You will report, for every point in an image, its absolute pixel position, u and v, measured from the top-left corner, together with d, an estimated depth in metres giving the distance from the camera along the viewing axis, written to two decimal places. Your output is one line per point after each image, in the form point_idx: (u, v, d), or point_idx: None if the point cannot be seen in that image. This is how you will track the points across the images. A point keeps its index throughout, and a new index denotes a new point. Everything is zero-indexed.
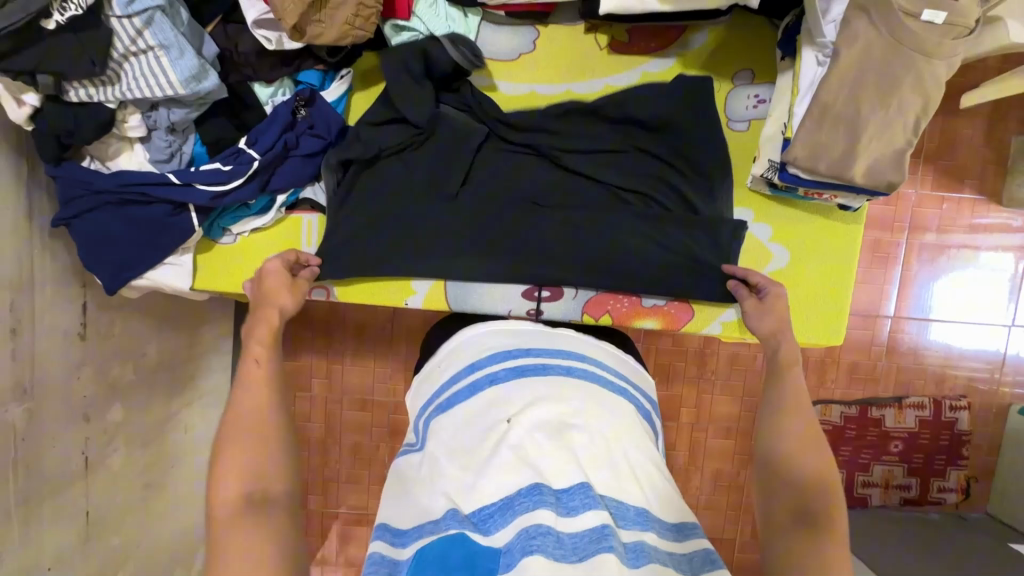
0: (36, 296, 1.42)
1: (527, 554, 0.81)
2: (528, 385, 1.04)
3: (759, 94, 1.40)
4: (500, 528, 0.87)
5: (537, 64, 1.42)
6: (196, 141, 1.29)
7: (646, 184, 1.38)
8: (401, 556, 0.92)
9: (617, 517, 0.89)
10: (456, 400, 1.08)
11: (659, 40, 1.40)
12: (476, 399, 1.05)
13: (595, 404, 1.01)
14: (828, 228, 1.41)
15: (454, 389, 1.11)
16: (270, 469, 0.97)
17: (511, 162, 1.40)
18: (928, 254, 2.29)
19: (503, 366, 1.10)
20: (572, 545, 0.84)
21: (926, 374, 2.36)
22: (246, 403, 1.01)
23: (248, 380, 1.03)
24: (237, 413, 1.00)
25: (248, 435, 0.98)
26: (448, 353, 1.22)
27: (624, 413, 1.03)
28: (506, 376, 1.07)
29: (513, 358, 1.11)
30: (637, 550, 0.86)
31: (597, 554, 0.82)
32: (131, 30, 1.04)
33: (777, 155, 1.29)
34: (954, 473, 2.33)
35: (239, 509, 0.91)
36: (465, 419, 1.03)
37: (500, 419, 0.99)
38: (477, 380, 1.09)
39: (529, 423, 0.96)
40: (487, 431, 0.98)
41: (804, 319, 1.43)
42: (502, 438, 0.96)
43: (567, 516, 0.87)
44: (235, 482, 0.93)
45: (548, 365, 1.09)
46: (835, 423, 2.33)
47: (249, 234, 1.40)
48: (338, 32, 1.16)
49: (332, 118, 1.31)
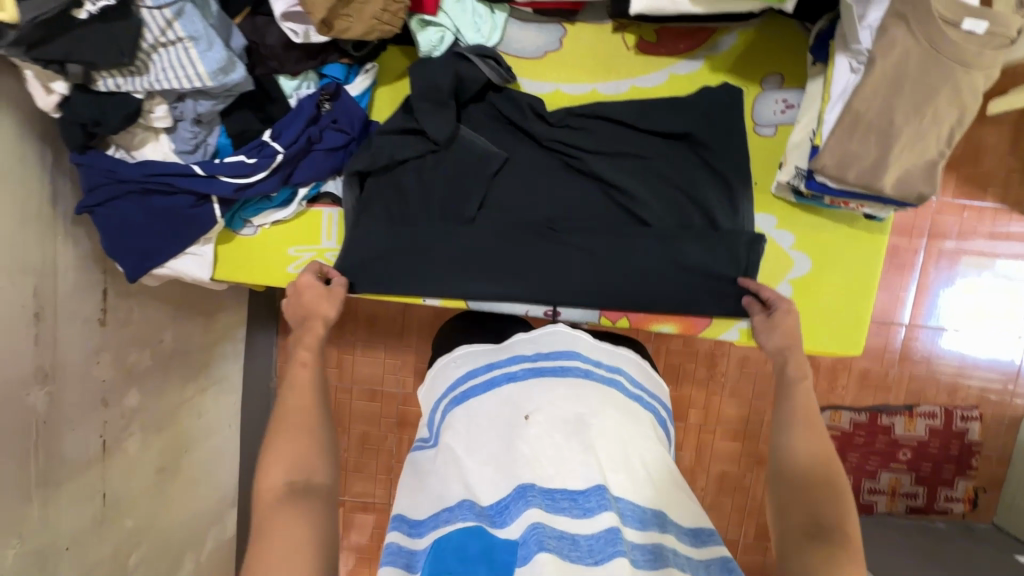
0: (58, 281, 1.43)
1: (541, 548, 0.81)
2: (547, 383, 1.02)
3: (788, 98, 1.38)
4: (515, 520, 0.87)
5: (562, 63, 1.41)
6: (221, 133, 1.29)
7: (669, 187, 1.36)
8: (416, 546, 0.93)
9: (632, 520, 0.89)
10: (472, 394, 1.06)
11: (688, 41, 1.38)
12: (493, 395, 1.03)
13: (613, 408, 1.00)
14: (852, 237, 1.40)
15: (470, 384, 1.08)
16: (312, 463, 1.02)
17: (534, 161, 1.39)
18: (946, 262, 2.26)
19: (521, 363, 1.08)
20: (587, 546, 0.84)
21: (939, 383, 2.33)
22: (292, 393, 1.08)
23: (294, 384, 1.10)
24: (285, 410, 1.07)
25: (291, 430, 1.05)
26: (463, 346, 1.20)
27: (641, 420, 1.02)
28: (525, 373, 1.05)
29: (531, 356, 1.09)
30: (652, 552, 0.86)
31: (614, 557, 0.81)
32: (161, 21, 1.04)
33: (803, 162, 1.28)
34: (962, 483, 2.33)
35: (284, 499, 0.96)
36: (481, 414, 1.01)
37: (518, 416, 0.98)
38: (494, 376, 1.07)
39: (548, 423, 0.95)
40: (504, 427, 0.97)
41: (824, 329, 1.42)
42: (520, 435, 0.95)
43: (583, 517, 0.87)
44: (281, 476, 0.98)
45: (568, 364, 1.07)
46: (843, 429, 2.33)
47: (269, 227, 1.40)
48: (365, 26, 1.15)
49: (356, 113, 1.32)
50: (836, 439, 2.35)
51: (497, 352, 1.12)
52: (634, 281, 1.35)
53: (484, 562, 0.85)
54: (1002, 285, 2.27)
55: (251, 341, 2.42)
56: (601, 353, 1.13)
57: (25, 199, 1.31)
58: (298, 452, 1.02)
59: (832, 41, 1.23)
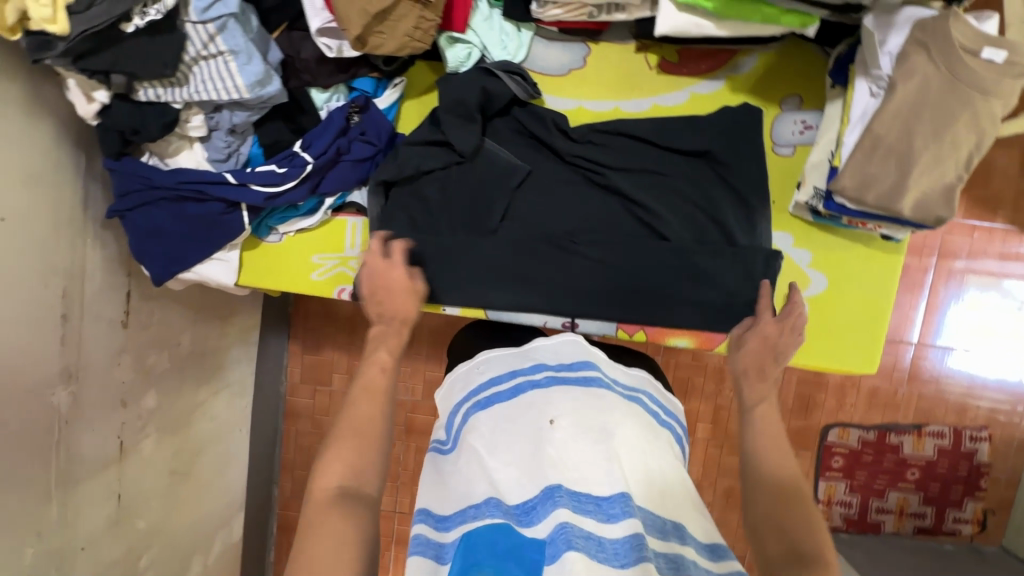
0: (86, 283, 1.46)
1: (569, 547, 0.84)
2: (571, 391, 1.03)
3: (806, 120, 1.41)
4: (542, 519, 0.89)
5: (585, 81, 1.44)
6: (253, 143, 1.32)
7: (689, 203, 1.38)
8: (444, 539, 0.96)
9: (656, 529, 0.91)
10: (496, 399, 1.07)
11: (709, 62, 1.41)
12: (517, 400, 1.05)
13: (636, 421, 1.02)
14: (868, 256, 1.41)
15: (493, 390, 1.09)
16: (367, 472, 1.03)
17: (556, 175, 1.42)
18: (956, 281, 2.27)
19: (544, 370, 1.09)
20: (613, 548, 0.86)
21: (948, 403, 2.32)
22: (362, 397, 1.09)
23: (367, 391, 1.10)
24: (358, 417, 1.07)
25: (355, 438, 1.05)
26: (485, 351, 1.21)
27: (660, 435, 1.04)
28: (548, 380, 1.06)
29: (555, 364, 1.09)
30: (673, 561, 0.88)
31: (637, 562, 0.84)
32: (204, 35, 1.08)
33: (822, 182, 1.31)
34: (970, 505, 2.32)
35: (336, 503, 0.99)
36: (506, 419, 1.02)
37: (543, 421, 0.99)
38: (517, 382, 1.08)
39: (574, 428, 0.97)
40: (529, 431, 0.98)
41: (839, 347, 1.43)
42: (546, 440, 0.96)
43: (608, 523, 0.88)
44: (337, 479, 1.01)
45: (591, 372, 1.08)
46: (851, 447, 2.33)
47: (295, 234, 1.43)
48: (398, 43, 1.19)
49: (384, 125, 1.35)
50: (844, 457, 2.35)
51: (520, 359, 1.14)
52: (651, 295, 1.37)
53: (511, 560, 0.87)
54: (1009, 305, 2.28)
55: (263, 346, 2.44)
56: (620, 373, 1.15)
57: (58, 202, 1.34)
58: (358, 455, 1.04)
59: (851, 65, 1.26)
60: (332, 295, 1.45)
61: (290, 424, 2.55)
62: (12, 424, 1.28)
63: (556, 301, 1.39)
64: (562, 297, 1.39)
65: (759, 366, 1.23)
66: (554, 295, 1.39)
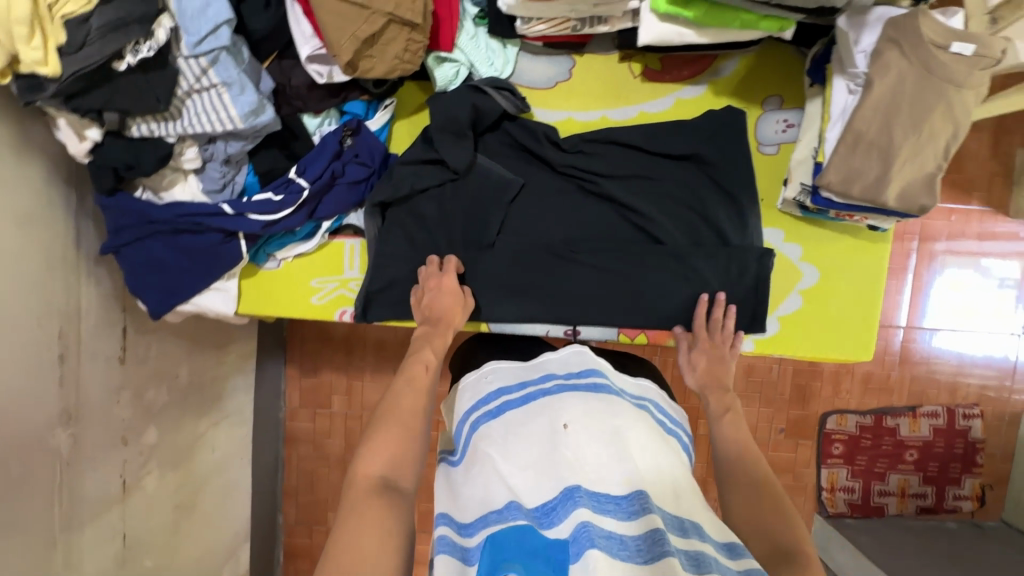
0: (81, 322, 1.44)
1: (593, 544, 0.83)
2: (583, 396, 1.04)
3: (788, 119, 1.45)
4: (563, 520, 0.89)
5: (572, 92, 1.47)
6: (248, 172, 1.33)
7: (680, 207, 1.42)
8: (466, 544, 0.94)
9: (676, 527, 0.89)
10: (508, 409, 1.08)
11: (692, 67, 1.45)
12: (530, 408, 1.05)
13: (645, 424, 1.03)
14: (856, 247, 1.45)
15: (503, 400, 1.10)
16: (409, 460, 1.03)
17: (549, 186, 1.45)
18: (939, 263, 2.34)
19: (554, 379, 1.10)
20: (635, 546, 0.85)
21: (939, 383, 2.38)
22: (408, 388, 1.11)
23: (412, 382, 1.13)
24: (396, 406, 1.08)
25: (398, 424, 1.05)
26: (493, 364, 1.22)
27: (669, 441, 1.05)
28: (559, 388, 1.07)
29: (564, 373, 1.11)
30: (698, 559, 0.85)
31: (664, 556, 0.81)
32: (196, 69, 1.09)
33: (808, 178, 1.34)
34: (969, 481, 2.37)
35: (377, 488, 0.97)
36: (519, 426, 1.03)
37: (557, 424, 1.00)
38: (527, 392, 1.09)
39: (589, 431, 0.98)
40: (544, 436, 0.99)
41: (836, 337, 1.46)
42: (562, 443, 0.97)
43: (628, 521, 0.88)
44: (382, 459, 1.01)
45: (599, 378, 1.10)
46: (850, 432, 2.38)
47: (293, 260, 1.43)
48: (388, 66, 1.22)
49: (376, 146, 1.37)
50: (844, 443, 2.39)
51: (528, 370, 1.15)
52: (649, 298, 1.40)
53: (538, 559, 0.85)
54: (990, 283, 2.35)
55: (261, 372, 2.42)
56: (626, 382, 1.16)
57: (51, 243, 1.32)
58: (401, 447, 1.03)
59: (828, 64, 1.31)
60: (333, 317, 1.44)
61: (293, 449, 2.52)
62: (14, 470, 1.26)
63: (557, 310, 1.42)
64: (563, 306, 1.41)
65: (717, 378, 1.30)
66: (555, 305, 1.41)
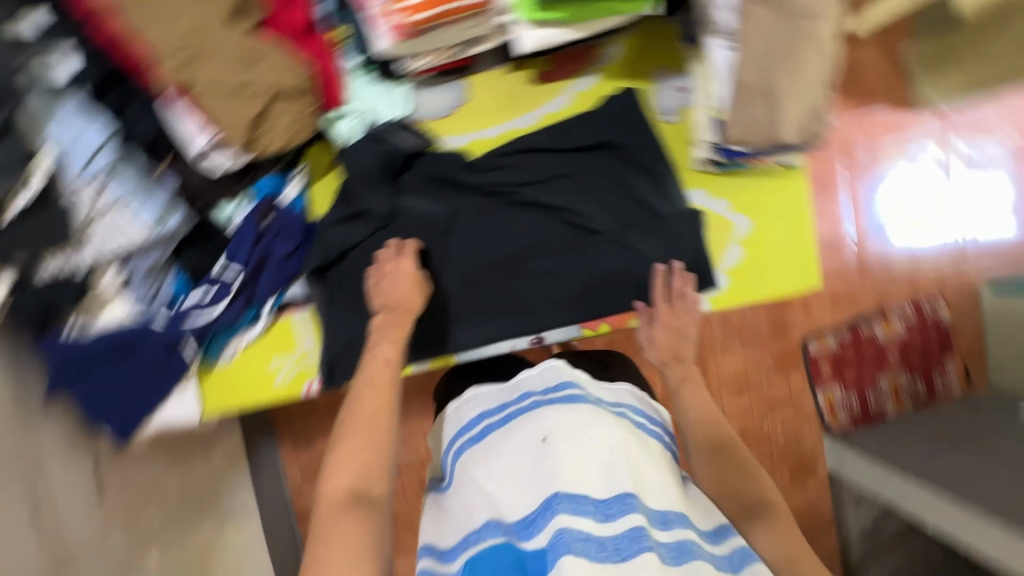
0: (47, 471, 1.39)
1: (567, 550, 0.80)
2: (564, 405, 1.01)
3: (679, 84, 1.51)
4: (542, 529, 0.86)
5: (472, 114, 1.50)
6: (174, 278, 1.32)
7: (605, 193, 1.45)
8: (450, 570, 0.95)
9: (657, 520, 0.87)
10: (488, 436, 1.07)
11: (577, 61, 1.50)
12: (509, 429, 1.04)
13: (627, 429, 0.99)
14: (776, 185, 1.52)
15: (482, 430, 1.09)
16: (378, 464, 0.94)
17: (478, 208, 1.44)
18: (865, 171, 2.44)
19: (533, 394, 1.09)
20: (613, 545, 0.82)
21: (898, 282, 2.48)
22: (368, 388, 1.03)
23: (370, 384, 1.04)
24: (358, 408, 1.00)
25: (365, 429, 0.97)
26: (475, 393, 1.22)
27: (652, 446, 1.02)
28: (536, 404, 1.06)
29: (541, 389, 1.09)
30: (679, 549, 0.84)
31: (642, 552, 0.80)
32: (93, 192, 1.14)
33: (711, 135, 1.41)
34: (951, 364, 2.49)
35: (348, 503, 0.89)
36: (500, 448, 1.01)
37: (536, 437, 0.97)
38: (506, 415, 1.08)
39: (568, 438, 0.94)
40: (523, 452, 0.97)
41: (783, 274, 1.52)
42: (540, 455, 0.94)
43: (606, 521, 0.84)
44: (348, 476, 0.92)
45: (577, 386, 1.08)
46: (833, 350, 2.44)
47: (246, 348, 1.43)
48: (285, 135, 1.24)
49: (297, 219, 1.38)
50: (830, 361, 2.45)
51: (504, 395, 1.14)
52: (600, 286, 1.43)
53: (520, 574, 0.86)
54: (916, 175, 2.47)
55: (257, 462, 2.35)
56: (608, 396, 1.13)
57: None
58: (372, 454, 0.95)
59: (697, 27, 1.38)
60: (301, 393, 1.44)
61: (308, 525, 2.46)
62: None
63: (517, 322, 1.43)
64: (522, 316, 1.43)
65: (675, 351, 1.24)
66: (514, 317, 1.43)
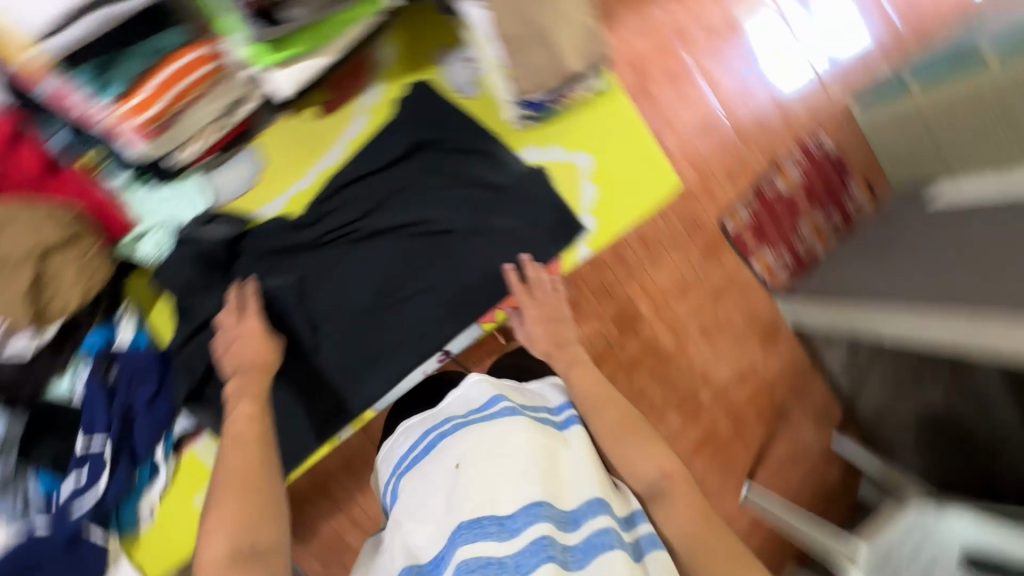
0: None
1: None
2: (482, 425, 1.02)
3: (464, 55, 1.46)
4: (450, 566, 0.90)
5: (278, 171, 1.43)
6: (38, 478, 1.27)
7: (440, 193, 1.38)
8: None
9: (563, 523, 0.94)
10: (413, 471, 1.06)
11: (356, 75, 1.45)
12: (427, 462, 1.05)
13: (537, 432, 1.02)
14: (600, 108, 1.51)
15: (408, 466, 1.08)
16: (252, 518, 0.94)
17: (326, 260, 1.36)
18: (704, 48, 1.92)
19: (455, 421, 1.08)
20: (515, 564, 0.88)
21: (782, 130, 2.02)
22: (234, 448, 1.02)
23: (232, 445, 1.03)
24: (226, 470, 1.00)
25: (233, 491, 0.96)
26: (410, 423, 1.20)
27: (573, 441, 1.07)
28: (456, 428, 1.06)
29: (464, 413, 1.09)
30: (585, 548, 0.92)
31: (540, 565, 0.86)
32: None
33: (509, 94, 1.35)
34: (854, 182, 2.07)
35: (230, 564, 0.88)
36: (417, 482, 1.03)
37: (450, 467, 1.00)
38: (427, 446, 1.08)
39: (477, 461, 0.98)
40: (439, 483, 0.99)
41: (643, 188, 1.54)
42: (449, 484, 0.98)
43: (511, 540, 0.90)
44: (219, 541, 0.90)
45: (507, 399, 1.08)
46: (745, 223, 1.96)
47: (160, 501, 1.38)
48: (79, 290, 1.25)
49: (141, 356, 1.33)
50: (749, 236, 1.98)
51: (427, 425, 1.14)
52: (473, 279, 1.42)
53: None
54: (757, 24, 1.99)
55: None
56: (522, 397, 1.15)
57: None
58: (243, 514, 0.94)
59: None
60: None
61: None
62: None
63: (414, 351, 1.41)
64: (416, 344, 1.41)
65: (555, 339, 1.28)
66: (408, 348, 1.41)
